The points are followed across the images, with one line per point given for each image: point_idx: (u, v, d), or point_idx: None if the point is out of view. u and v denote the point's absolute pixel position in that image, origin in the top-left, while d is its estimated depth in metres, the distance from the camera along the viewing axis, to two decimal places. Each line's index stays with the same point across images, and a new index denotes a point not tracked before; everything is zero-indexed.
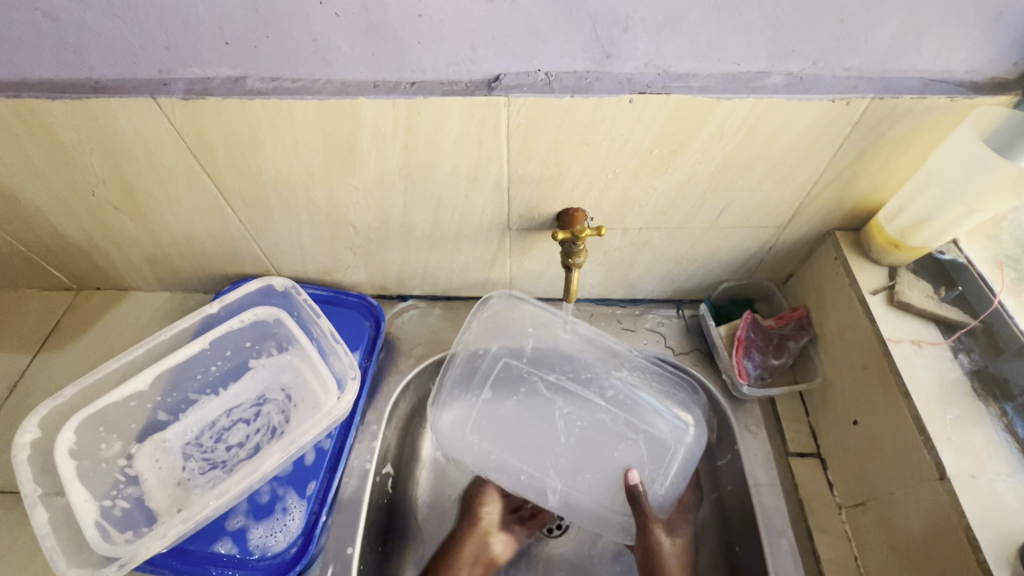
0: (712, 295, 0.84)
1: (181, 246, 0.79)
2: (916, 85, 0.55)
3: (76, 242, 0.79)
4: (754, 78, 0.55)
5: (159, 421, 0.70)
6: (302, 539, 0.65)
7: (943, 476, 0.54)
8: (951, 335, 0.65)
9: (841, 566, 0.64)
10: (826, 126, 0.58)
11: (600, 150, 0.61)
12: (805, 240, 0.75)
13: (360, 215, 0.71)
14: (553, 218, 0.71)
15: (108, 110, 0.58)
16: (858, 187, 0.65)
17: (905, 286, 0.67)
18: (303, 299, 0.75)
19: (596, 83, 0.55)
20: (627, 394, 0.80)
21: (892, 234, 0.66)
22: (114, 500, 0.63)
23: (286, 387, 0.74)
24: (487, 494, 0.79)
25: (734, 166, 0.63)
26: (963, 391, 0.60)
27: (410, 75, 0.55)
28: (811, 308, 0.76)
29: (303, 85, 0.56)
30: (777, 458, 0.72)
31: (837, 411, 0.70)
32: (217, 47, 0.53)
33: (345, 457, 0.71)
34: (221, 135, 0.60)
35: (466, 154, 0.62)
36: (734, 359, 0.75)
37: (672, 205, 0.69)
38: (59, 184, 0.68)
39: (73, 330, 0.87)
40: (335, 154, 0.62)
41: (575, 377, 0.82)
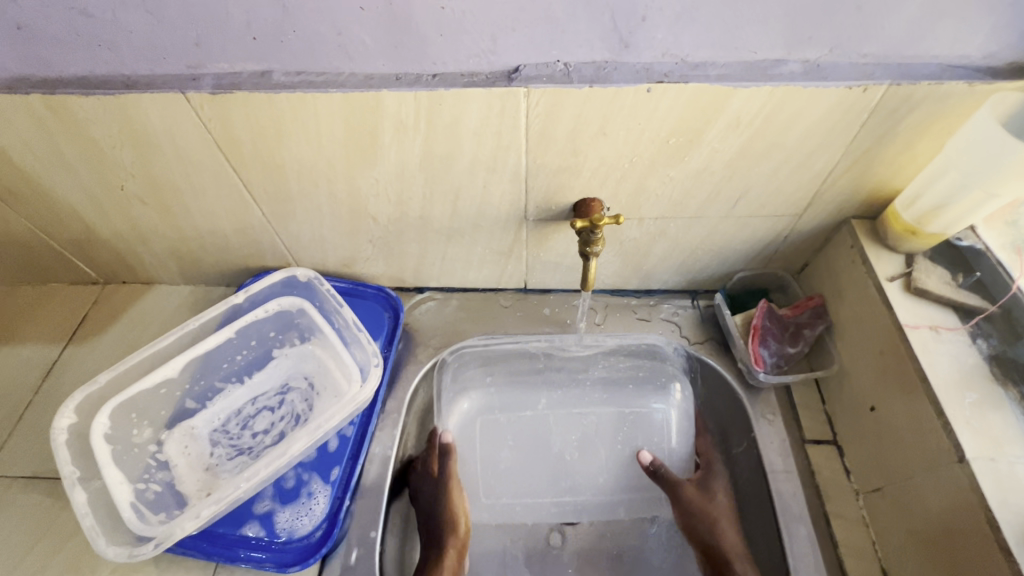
0: (726, 285, 0.85)
1: (205, 239, 0.81)
2: (933, 71, 0.55)
3: (104, 236, 0.81)
4: (771, 66, 0.55)
5: (187, 409, 0.72)
6: (327, 523, 0.67)
7: (963, 459, 0.54)
8: (969, 321, 0.65)
9: (859, 550, 0.64)
10: (842, 113, 0.58)
11: (617, 140, 0.62)
12: (821, 229, 0.75)
13: (379, 207, 0.73)
14: (569, 208, 0.71)
15: (139, 105, 0.60)
16: (875, 174, 0.66)
17: (922, 273, 0.67)
18: (325, 290, 0.77)
19: (614, 73, 0.56)
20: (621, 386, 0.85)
21: (909, 221, 0.67)
22: (146, 483, 0.65)
23: (309, 376, 0.76)
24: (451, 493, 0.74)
25: (750, 154, 0.63)
26: (981, 376, 0.60)
27: (432, 67, 0.56)
28: (826, 297, 0.77)
29: (327, 79, 0.57)
30: (794, 446, 0.73)
31: (854, 398, 0.70)
32: (245, 42, 0.55)
33: (367, 443, 0.73)
34: (247, 128, 0.62)
35: (485, 145, 0.63)
36: (750, 347, 0.75)
37: (688, 194, 0.69)
38: (89, 179, 0.71)
39: (100, 322, 0.89)
40: (357, 147, 0.64)
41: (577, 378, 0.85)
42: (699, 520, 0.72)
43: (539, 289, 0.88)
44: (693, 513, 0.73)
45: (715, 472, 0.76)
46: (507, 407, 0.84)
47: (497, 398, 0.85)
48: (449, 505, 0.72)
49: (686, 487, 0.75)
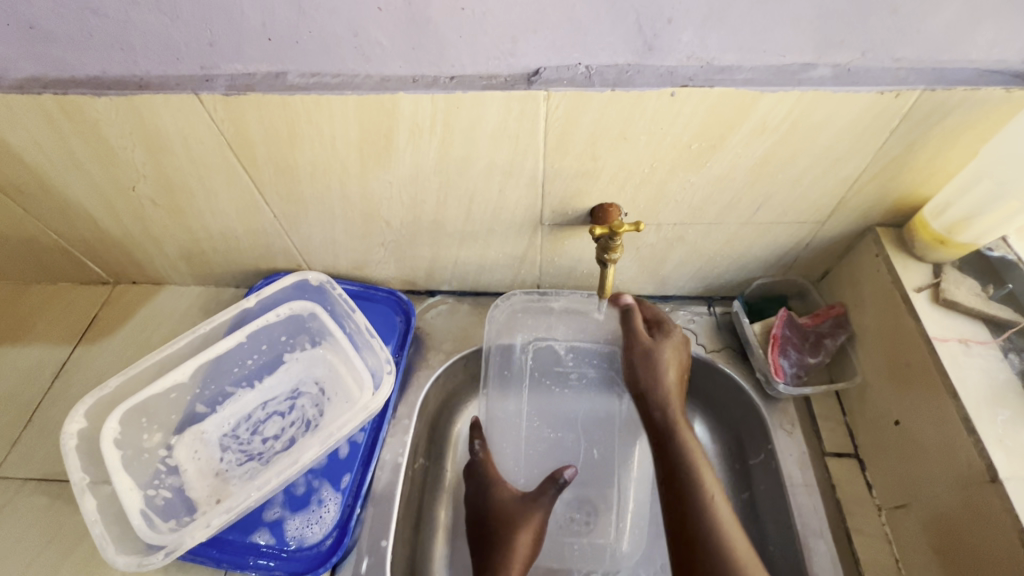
0: (745, 291, 0.83)
1: (216, 242, 0.80)
2: (969, 76, 0.53)
3: (114, 236, 0.80)
4: (800, 70, 0.53)
5: (197, 413, 0.72)
6: (337, 531, 0.66)
7: (995, 480, 0.52)
8: (1000, 334, 0.63)
9: (882, 568, 0.63)
10: (872, 118, 0.56)
11: (638, 145, 0.60)
12: (844, 236, 0.73)
13: (393, 210, 0.71)
14: (586, 213, 0.70)
15: (152, 106, 0.59)
16: (902, 182, 0.64)
17: (951, 284, 0.65)
18: (338, 294, 0.76)
19: (637, 76, 0.54)
20: (545, 349, 0.84)
21: (938, 231, 0.65)
22: (156, 489, 0.65)
23: (319, 381, 0.75)
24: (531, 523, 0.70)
25: (775, 160, 0.62)
26: (1014, 392, 0.58)
27: (450, 69, 0.55)
28: (848, 306, 0.75)
29: (343, 80, 0.56)
30: (814, 458, 0.71)
31: (877, 411, 0.68)
32: (260, 43, 0.53)
33: (378, 450, 0.72)
34: (260, 130, 0.61)
35: (503, 149, 0.61)
36: (770, 356, 0.74)
37: (708, 200, 0.68)
38: (100, 179, 0.70)
39: (111, 322, 0.89)
40: (371, 149, 0.62)
41: (509, 356, 0.83)
42: (641, 370, 0.71)
43: None
44: (637, 365, 0.72)
45: (671, 330, 0.73)
46: (506, 429, 0.81)
47: (505, 430, 0.81)
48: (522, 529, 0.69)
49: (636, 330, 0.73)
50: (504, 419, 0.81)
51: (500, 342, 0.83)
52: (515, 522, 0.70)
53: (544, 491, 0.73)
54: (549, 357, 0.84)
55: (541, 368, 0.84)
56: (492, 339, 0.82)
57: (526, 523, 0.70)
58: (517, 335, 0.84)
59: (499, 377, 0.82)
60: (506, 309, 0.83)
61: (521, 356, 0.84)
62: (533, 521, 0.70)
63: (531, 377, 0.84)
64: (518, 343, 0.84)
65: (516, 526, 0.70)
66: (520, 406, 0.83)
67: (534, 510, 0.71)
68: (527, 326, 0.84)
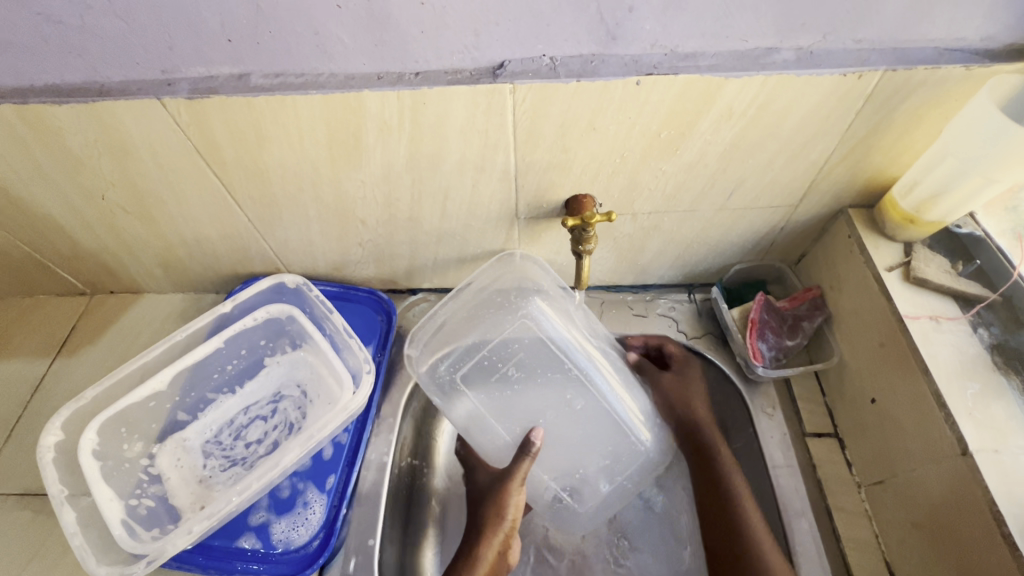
0: (723, 278, 0.84)
1: (191, 247, 0.79)
2: (930, 55, 0.53)
3: (87, 246, 0.79)
4: (763, 55, 0.54)
5: (179, 421, 0.71)
6: (323, 532, 0.66)
7: (966, 452, 0.53)
8: (970, 310, 0.64)
9: (863, 544, 0.64)
10: (837, 101, 0.57)
11: (607, 135, 0.60)
12: (818, 219, 0.74)
13: (367, 210, 0.71)
14: (561, 206, 0.70)
15: (115, 113, 0.58)
16: (871, 162, 0.64)
17: (921, 262, 0.66)
18: (315, 296, 0.75)
19: (602, 66, 0.54)
20: (469, 360, 0.73)
21: (907, 210, 0.65)
22: (139, 499, 0.64)
23: (301, 384, 0.75)
24: (508, 495, 0.67)
25: (744, 145, 0.62)
26: (983, 366, 0.59)
27: (414, 65, 0.54)
28: (824, 288, 0.76)
29: (307, 80, 0.56)
30: (795, 440, 0.72)
31: (855, 390, 0.69)
32: (220, 45, 0.53)
33: (362, 450, 0.72)
34: (226, 133, 0.60)
35: (473, 144, 0.61)
36: (749, 341, 0.74)
37: (681, 188, 0.68)
38: (68, 189, 0.69)
39: (90, 332, 0.88)
40: (341, 148, 0.62)
41: (438, 382, 0.72)
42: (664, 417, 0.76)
43: None
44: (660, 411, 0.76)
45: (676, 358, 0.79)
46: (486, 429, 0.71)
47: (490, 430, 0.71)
48: (503, 508, 0.67)
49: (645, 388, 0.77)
50: (476, 424, 0.71)
51: (425, 368, 0.72)
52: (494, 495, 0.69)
53: (517, 464, 0.66)
54: (479, 368, 0.73)
55: (475, 376, 0.73)
56: (415, 368, 0.72)
57: (505, 499, 0.67)
58: (437, 358, 0.73)
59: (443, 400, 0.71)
60: (416, 344, 0.73)
61: (451, 376, 0.73)
62: (508, 496, 0.67)
63: (471, 387, 0.72)
64: (440, 367, 0.73)
65: (498, 500, 0.68)
66: (474, 407, 0.71)
67: (510, 481, 0.68)
68: (450, 345, 0.74)
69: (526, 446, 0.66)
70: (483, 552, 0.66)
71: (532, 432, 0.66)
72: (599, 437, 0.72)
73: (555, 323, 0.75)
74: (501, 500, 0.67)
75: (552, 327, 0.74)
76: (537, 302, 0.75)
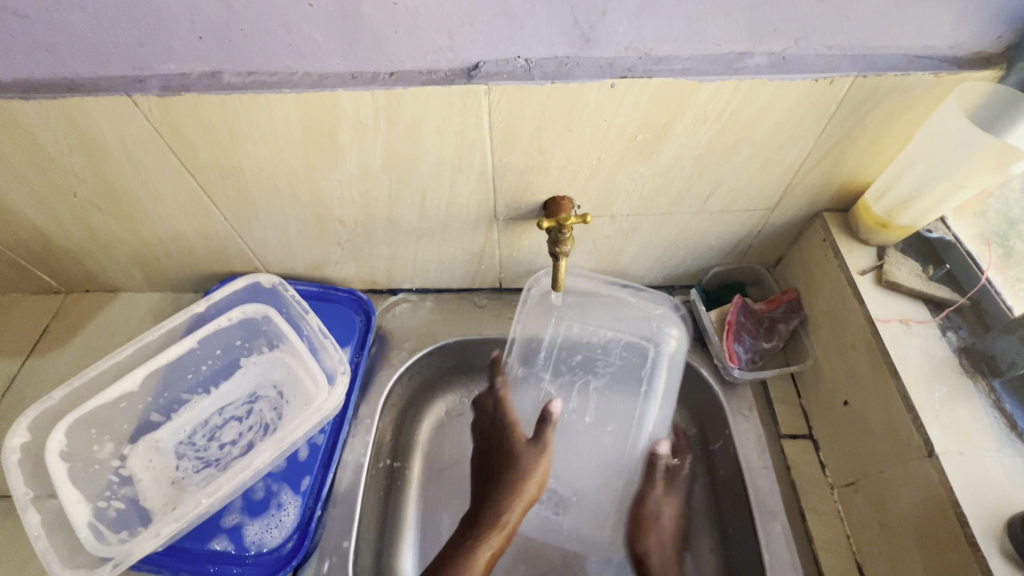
0: (702, 280, 0.85)
1: (167, 246, 0.78)
2: (900, 62, 0.54)
3: (60, 244, 0.78)
4: (736, 59, 0.54)
5: (151, 422, 0.70)
6: (297, 534, 0.66)
7: (932, 454, 0.54)
8: (939, 313, 0.65)
9: (834, 545, 0.64)
10: (809, 107, 0.57)
11: (583, 137, 0.60)
12: (794, 223, 0.74)
13: (346, 209, 0.71)
14: (540, 207, 0.70)
15: (85, 109, 0.57)
16: (845, 167, 0.65)
17: (893, 266, 0.67)
18: (292, 295, 0.75)
19: (577, 68, 0.54)
20: (579, 336, 0.82)
21: (879, 214, 0.66)
22: (108, 501, 0.63)
23: (277, 384, 0.74)
24: (533, 464, 0.73)
25: (720, 149, 0.62)
26: (951, 369, 0.60)
27: (388, 65, 0.54)
28: (801, 291, 0.77)
29: (280, 79, 0.55)
30: (770, 441, 0.72)
31: (828, 392, 0.70)
32: (190, 42, 0.52)
33: (338, 452, 0.72)
34: (200, 131, 0.60)
35: (449, 145, 0.61)
36: (726, 343, 0.75)
37: (658, 191, 0.68)
38: (39, 186, 0.68)
39: (64, 331, 0.86)
40: (317, 149, 0.62)
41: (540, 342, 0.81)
42: (636, 528, 0.73)
43: (515, 289, 0.88)
44: (637, 521, 0.73)
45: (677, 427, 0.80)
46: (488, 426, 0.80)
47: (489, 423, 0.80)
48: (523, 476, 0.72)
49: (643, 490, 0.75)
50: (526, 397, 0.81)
51: (529, 338, 0.81)
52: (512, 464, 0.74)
53: (541, 433, 0.75)
54: (576, 346, 0.82)
55: (565, 358, 0.82)
56: (519, 317, 0.81)
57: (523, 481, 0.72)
58: (543, 320, 0.82)
59: (525, 361, 0.81)
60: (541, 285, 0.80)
61: (549, 341, 0.82)
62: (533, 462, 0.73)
63: (557, 361, 0.82)
64: (548, 329, 0.82)
65: (518, 465, 0.73)
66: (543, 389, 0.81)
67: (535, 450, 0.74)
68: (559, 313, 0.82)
69: (545, 416, 0.75)
70: (507, 513, 0.70)
71: (550, 405, 0.75)
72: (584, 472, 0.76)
73: (664, 361, 0.80)
74: (521, 464, 0.73)
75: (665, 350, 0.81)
76: (665, 334, 0.82)
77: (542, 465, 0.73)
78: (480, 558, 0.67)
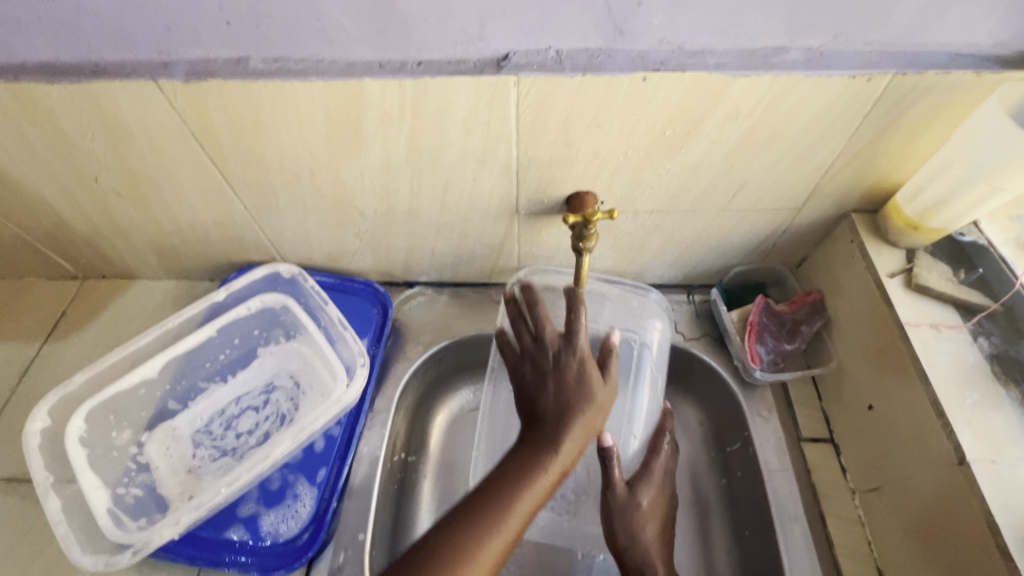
0: (723, 280, 0.83)
1: (185, 233, 0.78)
2: (941, 60, 0.53)
3: (78, 230, 0.78)
4: (772, 54, 0.53)
5: (169, 410, 0.70)
6: (312, 526, 0.66)
7: (963, 462, 0.53)
8: (970, 319, 0.64)
9: (855, 551, 0.64)
10: (845, 104, 0.56)
11: (611, 131, 0.59)
12: (821, 223, 0.73)
13: (366, 200, 0.70)
14: (562, 202, 0.69)
15: (109, 93, 0.57)
16: (876, 167, 0.64)
17: (923, 269, 0.66)
18: (311, 286, 0.75)
19: (608, 60, 0.53)
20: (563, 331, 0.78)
21: (911, 216, 0.65)
22: (126, 488, 0.64)
23: (294, 374, 0.74)
24: (586, 409, 0.60)
25: (750, 146, 0.61)
26: (982, 375, 0.59)
27: (417, 54, 0.53)
28: (824, 292, 0.76)
29: (307, 66, 0.54)
30: (790, 444, 0.71)
31: (852, 395, 0.69)
32: (218, 27, 0.51)
33: (354, 444, 0.71)
34: (223, 118, 0.59)
35: (475, 136, 0.60)
36: (747, 344, 0.74)
37: (684, 187, 0.67)
38: (60, 170, 0.67)
39: (81, 317, 0.87)
40: (340, 137, 0.61)
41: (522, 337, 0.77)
42: (619, 524, 0.65)
43: None
44: (615, 518, 0.65)
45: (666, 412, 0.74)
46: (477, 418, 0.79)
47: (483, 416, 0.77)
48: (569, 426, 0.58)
49: (618, 483, 0.66)
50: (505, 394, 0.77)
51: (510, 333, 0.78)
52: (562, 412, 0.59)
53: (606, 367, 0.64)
54: None
55: None
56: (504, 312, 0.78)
57: (581, 417, 0.59)
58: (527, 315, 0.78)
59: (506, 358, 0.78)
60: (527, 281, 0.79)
61: None
62: (589, 404, 0.60)
63: None
64: None
65: (570, 411, 0.59)
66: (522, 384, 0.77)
67: (591, 393, 0.61)
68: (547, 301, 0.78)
69: (607, 348, 0.65)
70: (546, 471, 0.56)
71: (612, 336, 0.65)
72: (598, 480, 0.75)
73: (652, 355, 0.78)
74: (579, 405, 0.60)
75: (651, 341, 0.79)
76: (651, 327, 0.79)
77: (607, 398, 0.61)
78: (508, 528, 0.53)
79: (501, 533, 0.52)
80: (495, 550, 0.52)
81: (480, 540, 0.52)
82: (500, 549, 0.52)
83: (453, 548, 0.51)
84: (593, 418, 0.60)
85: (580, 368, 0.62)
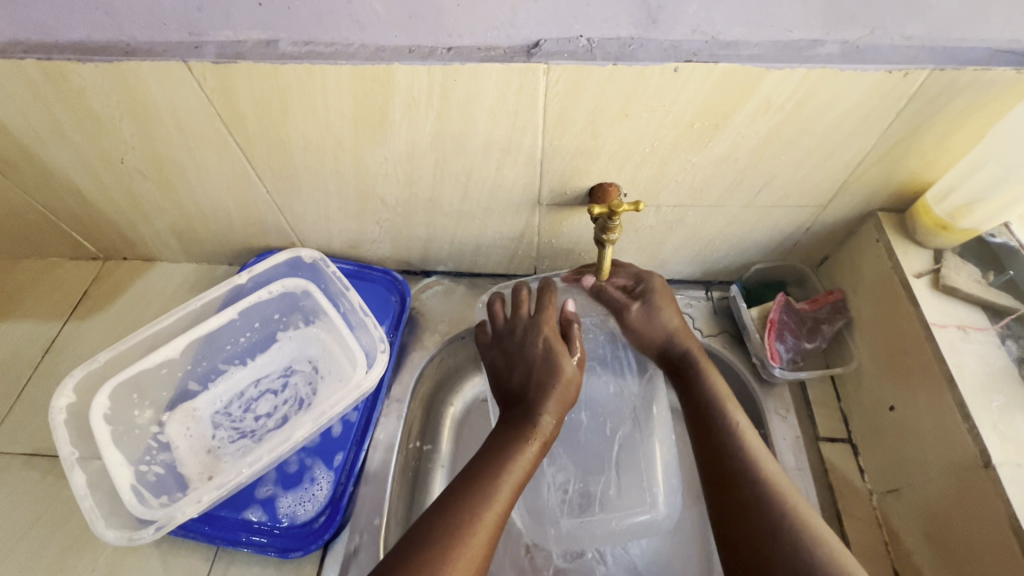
0: (743, 277, 0.83)
1: (207, 217, 0.78)
2: (980, 56, 0.51)
3: (102, 211, 0.79)
4: (807, 46, 0.52)
5: (190, 390, 0.72)
6: (329, 509, 0.66)
7: (988, 465, 0.53)
8: (999, 321, 0.63)
9: (872, 551, 0.63)
10: (880, 99, 0.55)
11: (639, 123, 0.59)
12: (845, 221, 0.72)
13: (389, 187, 0.70)
14: (585, 194, 0.69)
15: (139, 74, 0.57)
16: (906, 166, 0.63)
17: (951, 270, 0.65)
18: (332, 272, 0.75)
19: (640, 50, 0.52)
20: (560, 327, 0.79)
21: (941, 216, 0.64)
22: (148, 466, 0.65)
23: (313, 359, 0.75)
24: (556, 383, 0.65)
25: (779, 141, 0.60)
26: (1010, 378, 0.58)
27: (447, 40, 0.53)
28: (847, 292, 0.75)
29: (336, 50, 0.54)
30: (807, 443, 0.71)
31: (872, 396, 0.68)
32: (249, 8, 0.51)
33: (371, 431, 0.72)
34: (251, 101, 0.59)
35: (501, 125, 0.60)
36: (766, 341, 0.74)
37: (709, 181, 0.66)
38: (87, 150, 0.68)
39: (102, 297, 0.87)
40: (366, 124, 0.61)
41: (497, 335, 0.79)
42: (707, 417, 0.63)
43: None
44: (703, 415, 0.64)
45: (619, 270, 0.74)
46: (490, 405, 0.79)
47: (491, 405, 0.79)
48: (539, 405, 0.64)
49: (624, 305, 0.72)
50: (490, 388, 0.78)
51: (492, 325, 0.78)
52: (534, 392, 0.65)
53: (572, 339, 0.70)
54: None
55: None
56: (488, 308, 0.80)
57: (554, 390, 0.65)
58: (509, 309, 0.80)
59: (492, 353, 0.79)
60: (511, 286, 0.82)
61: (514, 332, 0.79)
62: (556, 378, 0.66)
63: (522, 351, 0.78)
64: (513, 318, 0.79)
65: (539, 387, 0.65)
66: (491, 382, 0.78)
67: (557, 376, 0.66)
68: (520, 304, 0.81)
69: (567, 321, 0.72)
70: (528, 445, 0.61)
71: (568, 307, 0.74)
72: (622, 472, 0.73)
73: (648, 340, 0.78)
74: (551, 378, 0.66)
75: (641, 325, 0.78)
76: None
77: (575, 368, 0.67)
78: (500, 500, 0.56)
79: (493, 504, 0.54)
80: (494, 517, 0.54)
81: (484, 499, 0.55)
82: (496, 519, 0.54)
83: (453, 522, 0.52)
84: (562, 389, 0.65)
85: (546, 347, 0.68)
